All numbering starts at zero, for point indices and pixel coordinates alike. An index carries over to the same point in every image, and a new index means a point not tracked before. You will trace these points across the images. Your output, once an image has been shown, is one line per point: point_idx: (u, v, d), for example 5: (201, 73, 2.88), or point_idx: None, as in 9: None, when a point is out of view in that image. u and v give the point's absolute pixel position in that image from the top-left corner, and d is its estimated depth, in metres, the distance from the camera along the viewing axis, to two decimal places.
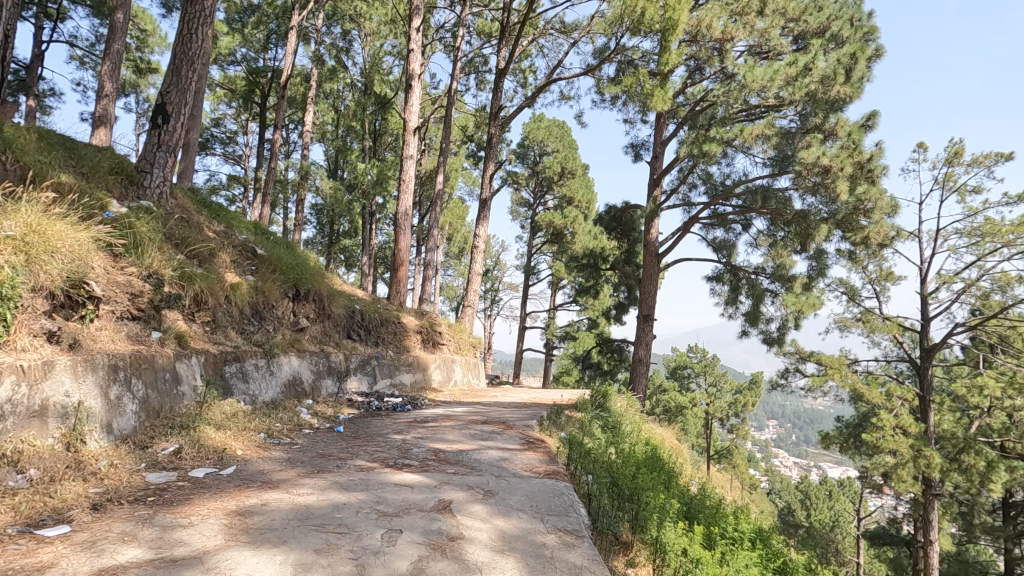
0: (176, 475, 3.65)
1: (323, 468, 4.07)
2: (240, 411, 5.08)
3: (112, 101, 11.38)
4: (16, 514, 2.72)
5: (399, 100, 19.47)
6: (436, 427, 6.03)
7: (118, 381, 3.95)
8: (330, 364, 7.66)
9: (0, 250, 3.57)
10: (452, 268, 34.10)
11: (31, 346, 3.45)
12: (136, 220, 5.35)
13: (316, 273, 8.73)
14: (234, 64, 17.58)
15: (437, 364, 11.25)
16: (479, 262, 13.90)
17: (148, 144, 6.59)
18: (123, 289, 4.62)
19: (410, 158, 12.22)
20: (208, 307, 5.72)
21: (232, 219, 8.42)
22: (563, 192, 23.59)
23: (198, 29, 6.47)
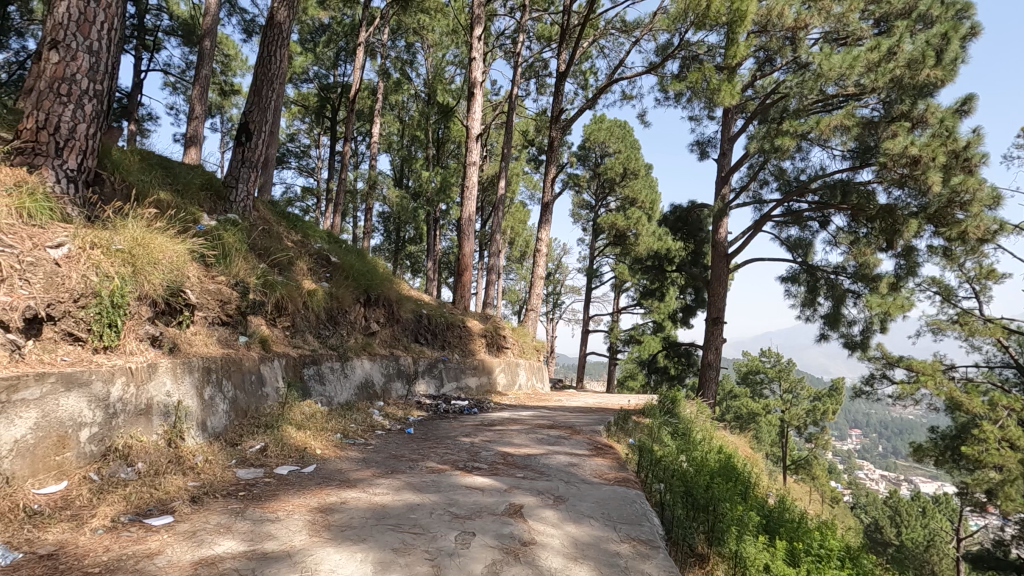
0: (262, 472, 3.87)
1: (397, 469, 4.20)
2: (318, 412, 5.33)
3: (202, 123, 12.30)
4: (127, 504, 2.99)
5: (462, 108, 19.89)
6: (504, 431, 6.07)
7: (211, 383, 4.24)
8: (400, 367, 7.89)
9: (110, 262, 3.92)
10: (514, 272, 34.32)
11: (137, 350, 3.77)
12: (224, 232, 5.75)
13: (385, 279, 9.04)
14: (307, 81, 18.55)
15: (502, 368, 11.33)
16: (542, 265, 13.88)
17: (234, 161, 7.09)
18: (214, 297, 4.98)
19: (473, 164, 12.42)
20: (288, 313, 6.06)
21: (307, 229, 8.88)
22: (626, 193, 23.18)
23: (276, 51, 6.93)
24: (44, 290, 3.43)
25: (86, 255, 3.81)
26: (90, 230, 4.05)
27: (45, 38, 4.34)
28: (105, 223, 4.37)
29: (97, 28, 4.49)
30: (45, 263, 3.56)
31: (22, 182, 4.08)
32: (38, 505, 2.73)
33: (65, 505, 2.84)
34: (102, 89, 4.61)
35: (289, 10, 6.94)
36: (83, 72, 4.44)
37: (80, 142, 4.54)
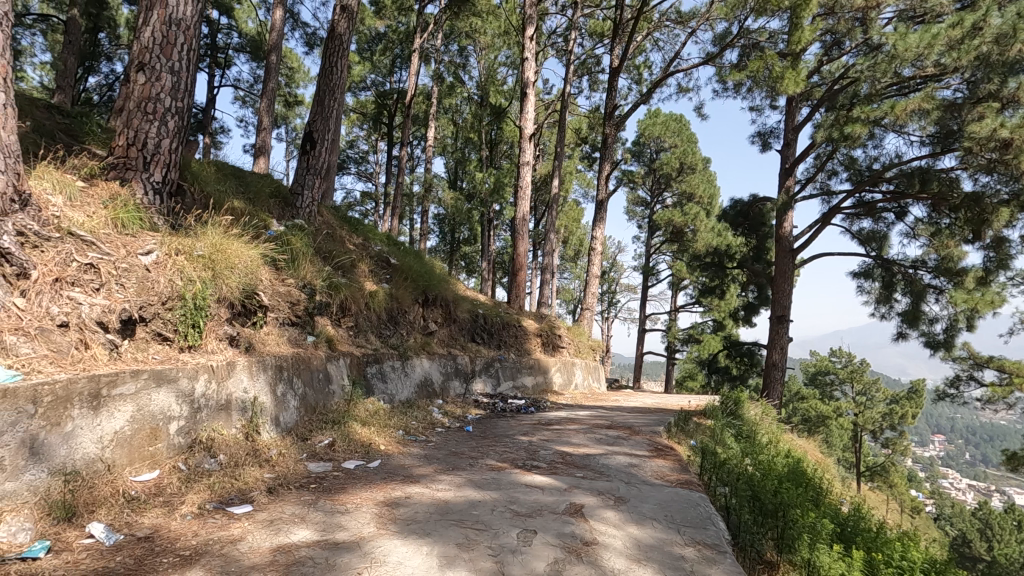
0: (331, 466, 4.05)
1: (458, 466, 4.29)
2: (381, 409, 5.50)
3: (269, 133, 12.97)
4: (211, 492, 3.21)
5: (514, 109, 19.98)
6: (562, 430, 6.07)
7: (283, 380, 4.47)
8: (458, 366, 8.04)
9: (192, 267, 4.21)
10: (569, 271, 34.15)
11: (217, 349, 4.04)
12: (292, 237, 6.04)
13: (442, 280, 9.23)
14: (365, 89, 19.17)
15: (558, 368, 11.30)
16: (597, 263, 13.74)
17: (299, 169, 7.43)
18: (284, 298, 5.24)
19: (527, 164, 12.44)
20: (352, 314, 6.29)
21: (368, 233, 9.19)
22: (682, 188, 22.59)
23: (338, 61, 7.21)
24: (135, 294, 3.72)
25: (172, 261, 4.12)
26: (175, 237, 4.37)
27: (134, 62, 4.71)
28: (187, 231, 4.70)
29: (178, 49, 4.83)
30: (137, 269, 3.87)
31: (116, 195, 4.44)
32: (135, 492, 2.98)
33: (158, 492, 3.08)
34: (183, 106, 4.95)
35: (349, 21, 7.22)
36: (166, 91, 4.79)
37: (164, 156, 4.89)
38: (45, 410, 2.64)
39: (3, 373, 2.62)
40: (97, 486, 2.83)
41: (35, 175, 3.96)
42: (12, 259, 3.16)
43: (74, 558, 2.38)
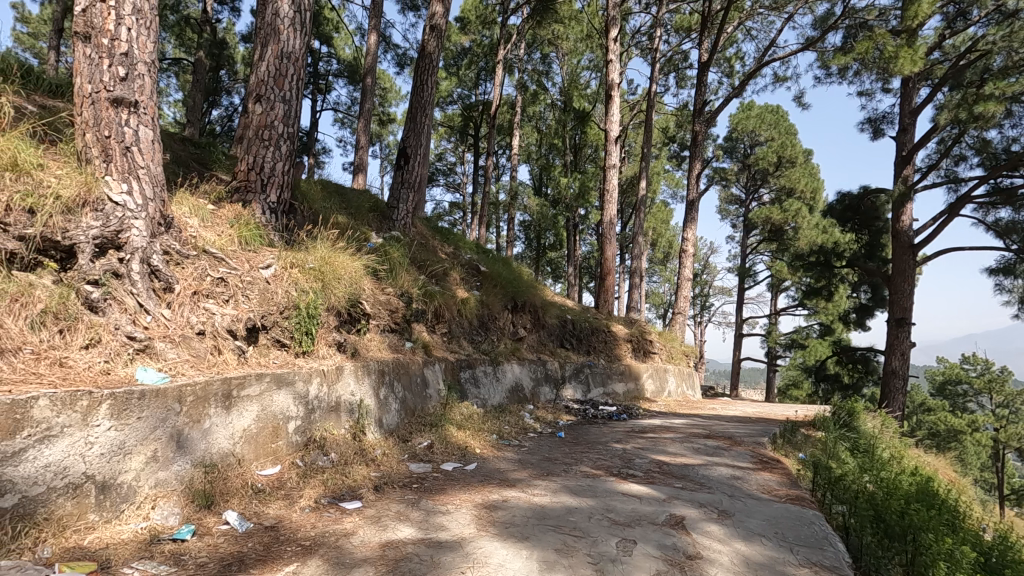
0: (431, 467, 4.22)
1: (552, 472, 4.29)
2: (475, 413, 5.64)
3: (366, 151, 13.76)
4: (325, 488, 3.46)
5: (598, 112, 19.79)
6: (657, 438, 5.89)
7: (385, 383, 4.73)
8: (548, 372, 8.07)
9: (304, 279, 4.57)
10: (658, 274, 33.16)
11: (327, 354, 4.36)
12: (390, 249, 6.37)
13: (530, 286, 9.32)
14: (452, 103, 19.83)
15: (650, 374, 10.98)
16: (689, 265, 13.24)
17: (394, 184, 7.83)
18: (385, 307, 5.55)
19: (613, 167, 12.23)
20: (446, 320, 6.51)
21: (458, 242, 9.50)
22: (781, 183, 21.20)
23: (427, 78, 7.55)
24: (258, 305, 4.10)
25: (288, 274, 4.52)
26: (290, 252, 4.77)
27: (253, 94, 5.23)
28: (299, 245, 5.11)
29: (289, 80, 5.30)
30: (258, 282, 4.27)
31: (240, 215, 4.92)
32: (261, 484, 3.28)
33: (280, 486, 3.36)
34: (294, 132, 5.41)
35: (437, 39, 7.55)
36: (279, 119, 5.25)
37: (278, 178, 5.35)
38: (188, 408, 2.97)
39: (155, 375, 3.00)
40: (230, 478, 3.14)
41: (176, 201, 4.47)
42: (160, 274, 3.60)
43: (215, 542, 2.67)
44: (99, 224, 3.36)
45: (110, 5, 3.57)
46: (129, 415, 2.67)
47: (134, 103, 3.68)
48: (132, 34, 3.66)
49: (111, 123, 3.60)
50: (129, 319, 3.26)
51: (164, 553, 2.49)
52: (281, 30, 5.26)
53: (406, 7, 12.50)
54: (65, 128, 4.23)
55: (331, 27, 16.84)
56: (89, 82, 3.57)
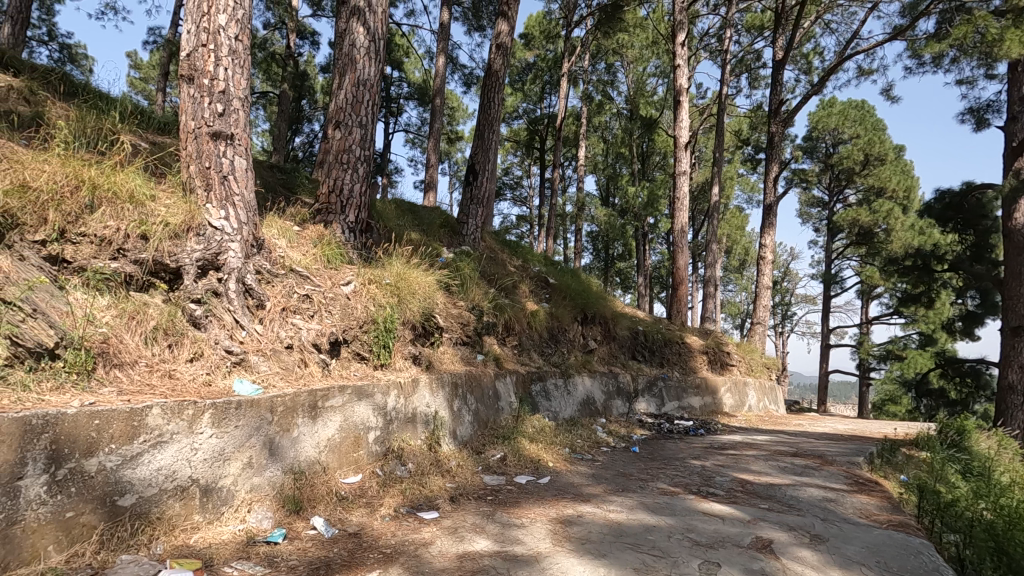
0: (505, 479, 4.24)
1: (628, 488, 4.19)
2: (547, 426, 5.62)
3: (436, 169, 14.19)
4: (403, 497, 3.56)
5: (666, 118, 19.38)
6: (738, 455, 5.61)
7: (458, 396, 4.82)
8: (620, 385, 7.92)
9: (381, 294, 4.77)
10: (733, 282, 31.78)
11: (403, 366, 4.51)
12: (461, 263, 6.52)
13: (600, 298, 9.22)
14: (518, 118, 20.10)
15: (729, 388, 10.48)
16: (768, 273, 12.61)
17: (464, 200, 8.02)
18: (457, 320, 5.68)
19: (683, 175, 11.91)
20: (516, 333, 6.55)
21: (527, 255, 9.58)
22: (869, 183, 19.79)
23: (494, 95, 7.71)
24: (340, 320, 4.32)
25: (366, 290, 4.73)
26: (368, 269, 5.00)
27: (333, 121, 5.56)
28: (376, 262, 5.34)
29: (365, 106, 5.60)
30: (340, 298, 4.50)
31: (322, 236, 5.22)
32: (345, 492, 3.43)
33: (362, 494, 3.50)
34: (370, 155, 5.68)
35: (503, 57, 7.72)
36: (357, 143, 5.55)
37: (357, 200, 5.61)
38: (279, 418, 3.17)
39: (250, 387, 3.22)
40: (316, 485, 3.30)
41: (266, 224, 4.81)
42: (253, 292, 3.89)
43: (304, 546, 2.81)
44: (201, 248, 3.68)
45: (210, 48, 3.93)
46: (228, 423, 2.89)
47: (231, 136, 4.02)
48: (229, 73, 4.01)
49: (211, 156, 3.95)
50: (227, 334, 3.53)
51: (259, 554, 2.65)
52: (357, 59, 5.57)
53: (472, 28, 12.88)
54: (172, 162, 4.67)
55: (402, 53, 17.61)
56: (192, 119, 3.94)
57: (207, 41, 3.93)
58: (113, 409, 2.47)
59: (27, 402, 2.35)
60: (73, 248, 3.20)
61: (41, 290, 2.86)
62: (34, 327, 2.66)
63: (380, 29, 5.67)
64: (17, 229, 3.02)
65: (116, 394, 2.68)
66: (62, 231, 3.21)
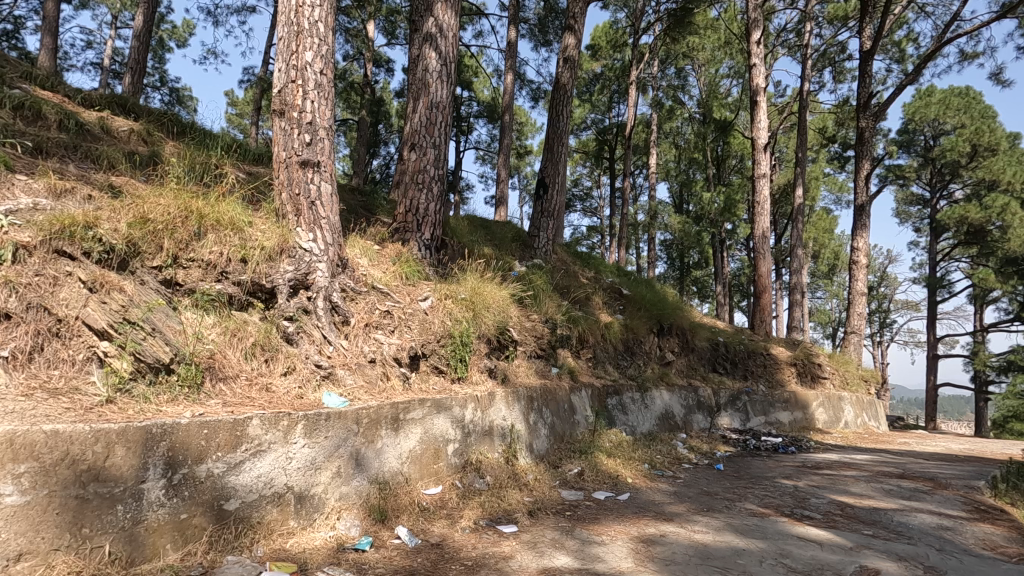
0: (583, 495, 4.18)
1: (713, 508, 4.00)
2: (625, 441, 5.49)
3: (506, 184, 14.39)
4: (482, 510, 3.60)
5: (742, 120, 18.62)
6: (836, 475, 5.21)
7: (534, 409, 4.82)
8: (700, 399, 7.61)
9: (457, 308, 4.88)
10: (822, 289, 29.74)
11: (479, 380, 4.59)
12: (534, 277, 6.56)
13: (677, 308, 8.93)
14: (586, 129, 20.03)
15: (822, 402, 9.76)
16: (862, 278, 11.71)
17: (535, 214, 8.07)
18: (531, 333, 5.70)
19: (763, 177, 11.36)
20: (590, 345, 6.46)
21: (599, 266, 9.49)
22: (978, 176, 17.97)
23: (562, 108, 7.75)
24: (418, 334, 4.47)
25: (443, 305, 4.86)
26: (443, 285, 5.14)
27: (408, 143, 5.81)
28: (452, 278, 5.49)
29: (438, 127, 5.81)
30: (418, 313, 4.65)
31: (400, 253, 5.43)
32: (426, 503, 3.52)
33: (443, 505, 3.57)
34: (443, 174, 5.85)
35: (570, 71, 7.75)
36: (431, 163, 5.75)
37: (432, 218, 5.79)
38: (364, 429, 3.31)
39: (337, 399, 3.40)
40: (399, 495, 3.41)
41: (350, 244, 5.08)
42: (339, 310, 4.10)
43: (389, 554, 2.91)
44: (292, 269, 3.93)
45: (299, 84, 4.24)
46: (319, 434, 3.06)
47: (317, 163, 4.29)
48: (315, 106, 4.30)
49: (300, 183, 4.23)
50: (316, 349, 3.75)
51: (348, 561, 2.77)
52: (430, 83, 5.81)
53: (539, 43, 13.04)
54: (266, 190, 5.05)
55: (471, 73, 18.12)
56: (283, 150, 4.25)
57: (295, 77, 4.24)
58: (218, 419, 2.68)
59: (148, 413, 2.62)
60: (184, 272, 3.52)
61: (158, 311, 3.17)
62: (153, 344, 2.96)
63: (451, 53, 5.89)
64: (138, 256, 3.37)
65: (222, 406, 2.92)
66: (175, 257, 3.54)
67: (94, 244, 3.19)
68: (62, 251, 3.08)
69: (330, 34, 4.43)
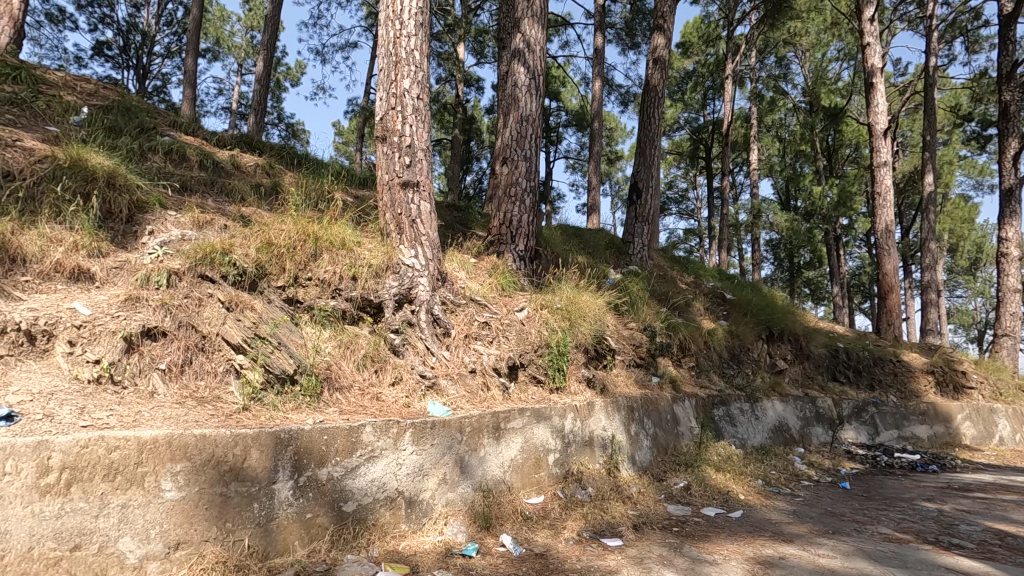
0: (691, 510, 4.00)
1: (839, 530, 3.66)
2: (734, 454, 5.18)
3: (598, 191, 14.23)
4: (586, 521, 3.55)
5: (855, 105, 17.09)
6: (991, 500, 4.55)
7: (635, 420, 4.70)
8: (819, 411, 7.01)
9: (553, 318, 4.90)
10: (964, 287, 26.25)
11: (578, 390, 4.56)
12: (630, 284, 6.42)
13: (788, 312, 8.32)
14: (679, 129, 19.38)
15: (970, 415, 8.56)
16: (1014, 272, 10.19)
17: (628, 219, 7.90)
18: (629, 341, 5.58)
19: (884, 166, 10.30)
20: (692, 353, 6.17)
21: (699, 270, 9.09)
22: None
23: (654, 110, 7.55)
24: (516, 345, 4.54)
25: (539, 314, 4.91)
26: (539, 295, 5.19)
27: (500, 157, 5.95)
28: (547, 288, 5.52)
29: (529, 140, 5.91)
30: (515, 323, 4.73)
31: (495, 266, 5.55)
32: (529, 511, 3.54)
33: (545, 515, 3.57)
34: (536, 185, 5.92)
35: (661, 71, 7.56)
36: (523, 176, 5.84)
37: (525, 229, 5.86)
38: (468, 437, 3.41)
39: (441, 408, 3.54)
40: (502, 503, 3.46)
41: (449, 258, 5.29)
42: (441, 321, 4.26)
43: (495, 561, 2.96)
44: (397, 284, 4.16)
45: (398, 110, 4.52)
46: (425, 441, 3.20)
47: (417, 184, 4.53)
48: (414, 129, 4.54)
49: (402, 203, 4.49)
50: (420, 359, 3.93)
51: (456, 565, 2.85)
52: (519, 98, 5.93)
53: (626, 47, 12.84)
54: (372, 211, 5.39)
55: (558, 83, 18.23)
56: (386, 173, 4.53)
57: (395, 104, 4.52)
58: (336, 426, 2.90)
59: (278, 420, 2.89)
60: (303, 290, 3.85)
61: (283, 326, 3.51)
62: (280, 357, 3.28)
63: (539, 67, 5.98)
64: (266, 277, 3.75)
65: (339, 414, 3.14)
66: (296, 277, 3.88)
67: (230, 268, 3.59)
68: (204, 275, 3.49)
69: (426, 60, 4.66)
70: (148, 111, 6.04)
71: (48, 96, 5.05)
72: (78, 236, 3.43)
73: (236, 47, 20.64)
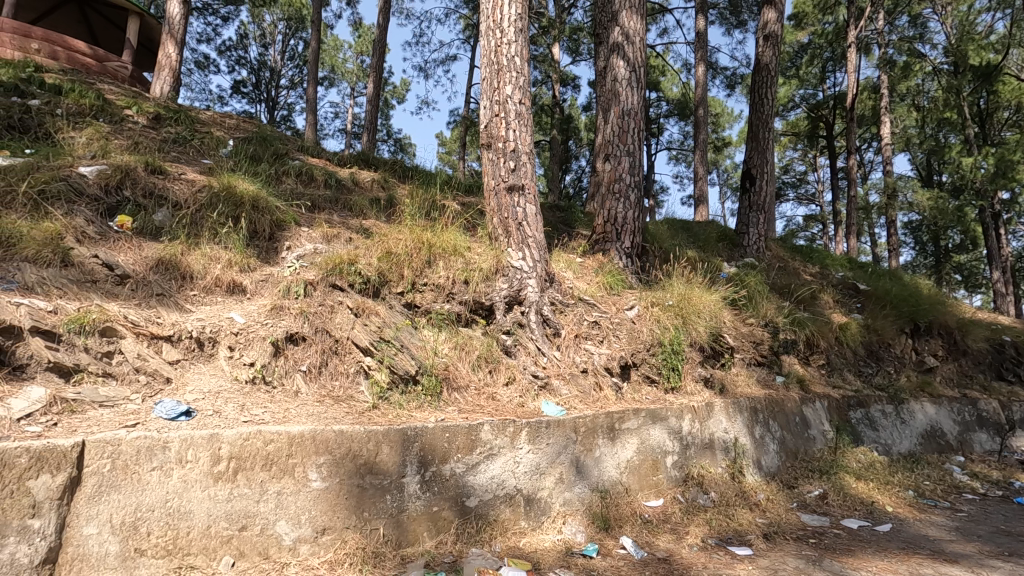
0: (830, 521, 3.67)
1: (1018, 553, 3.18)
2: (877, 461, 4.69)
3: (705, 181, 13.56)
4: (710, 528, 3.40)
5: (1014, 60, 14.74)
6: None
7: (759, 422, 4.41)
8: (981, 414, 6.14)
9: (664, 316, 4.74)
10: None
11: (695, 391, 4.38)
12: (747, 277, 6.05)
13: (937, 302, 7.36)
14: (795, 108, 17.93)
15: None
16: None
17: (742, 209, 7.43)
18: (748, 339, 5.24)
19: None
20: (822, 350, 5.66)
21: (824, 259, 8.34)
22: None
23: (766, 90, 7.04)
24: (627, 344, 4.46)
25: (649, 313, 4.77)
26: (649, 293, 5.05)
27: (602, 155, 5.87)
28: (656, 285, 5.35)
29: (631, 135, 5.76)
30: (625, 323, 4.64)
31: (602, 264, 5.47)
32: (649, 515, 3.46)
33: (665, 519, 3.47)
34: (640, 180, 5.76)
35: (773, 47, 7.03)
36: (625, 172, 5.71)
37: (630, 225, 5.72)
38: (583, 437, 3.41)
39: (555, 409, 3.57)
40: (620, 505, 3.42)
41: (554, 259, 5.31)
42: (550, 322, 4.29)
43: (617, 564, 2.92)
44: (507, 287, 4.26)
45: (502, 116, 4.63)
46: (541, 441, 3.25)
47: (522, 187, 4.61)
48: (517, 134, 4.63)
49: (508, 207, 4.58)
50: (531, 360, 3.99)
51: (577, 565, 2.85)
52: (620, 92, 5.82)
53: (731, 26, 12.12)
54: (479, 217, 5.57)
55: (658, 73, 17.65)
56: (492, 178, 4.66)
57: (498, 111, 4.64)
58: (457, 424, 3.03)
59: (404, 418, 3.08)
60: (420, 295, 4.07)
61: (405, 330, 3.73)
62: (403, 359, 3.49)
63: (639, 58, 5.83)
64: (386, 285, 4.01)
65: (458, 413, 3.28)
66: (413, 283, 4.10)
67: (356, 277, 3.89)
68: (334, 285, 3.81)
69: (526, 65, 4.73)
70: (280, 139, 6.72)
71: (201, 134, 5.79)
72: (232, 255, 3.90)
73: (348, 72, 22.34)
